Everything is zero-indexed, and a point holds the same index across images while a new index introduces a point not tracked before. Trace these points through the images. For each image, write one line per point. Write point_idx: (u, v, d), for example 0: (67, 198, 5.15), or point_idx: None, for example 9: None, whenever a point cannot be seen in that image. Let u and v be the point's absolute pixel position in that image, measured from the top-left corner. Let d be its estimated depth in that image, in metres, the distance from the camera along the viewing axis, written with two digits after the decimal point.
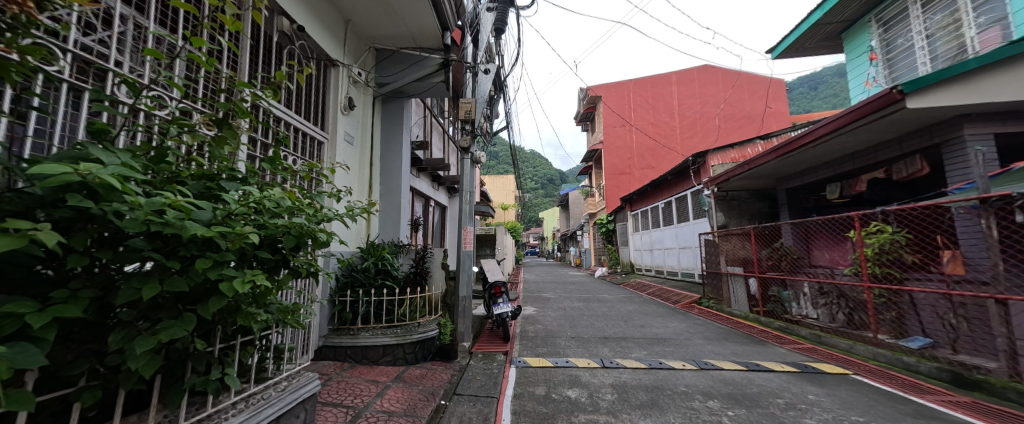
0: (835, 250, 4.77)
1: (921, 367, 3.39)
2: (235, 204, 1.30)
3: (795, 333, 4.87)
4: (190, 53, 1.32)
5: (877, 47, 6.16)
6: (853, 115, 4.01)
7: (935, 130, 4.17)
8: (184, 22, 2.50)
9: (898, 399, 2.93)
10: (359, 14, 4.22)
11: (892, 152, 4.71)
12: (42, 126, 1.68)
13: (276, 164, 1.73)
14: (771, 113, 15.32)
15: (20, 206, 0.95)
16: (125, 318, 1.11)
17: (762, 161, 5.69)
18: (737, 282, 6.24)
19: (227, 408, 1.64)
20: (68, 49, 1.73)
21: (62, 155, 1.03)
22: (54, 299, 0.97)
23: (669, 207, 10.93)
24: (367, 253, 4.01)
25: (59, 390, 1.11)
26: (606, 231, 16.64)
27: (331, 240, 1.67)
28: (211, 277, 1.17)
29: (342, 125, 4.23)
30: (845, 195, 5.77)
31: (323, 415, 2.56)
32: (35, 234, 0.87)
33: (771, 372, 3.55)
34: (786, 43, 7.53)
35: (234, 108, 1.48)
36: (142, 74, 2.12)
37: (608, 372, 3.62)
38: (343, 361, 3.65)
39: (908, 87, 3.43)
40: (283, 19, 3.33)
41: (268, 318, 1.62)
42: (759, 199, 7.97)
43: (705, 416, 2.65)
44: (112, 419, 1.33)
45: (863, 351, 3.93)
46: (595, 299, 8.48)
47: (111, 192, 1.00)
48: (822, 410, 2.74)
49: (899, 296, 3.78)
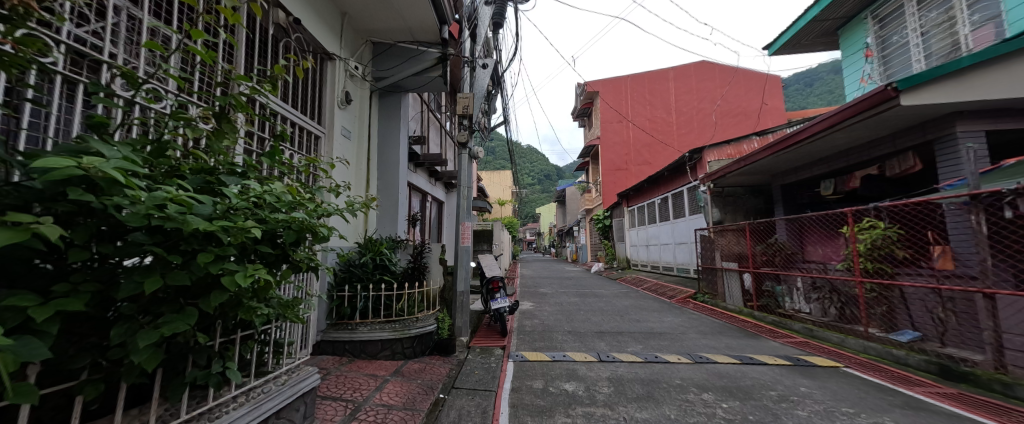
0: (828, 246, 4.84)
1: (910, 360, 3.46)
2: (235, 199, 1.29)
3: (788, 327, 4.95)
4: (190, 45, 1.30)
5: (872, 44, 6.20)
6: (847, 112, 4.05)
7: (928, 127, 4.21)
8: (178, 14, 2.46)
9: (887, 391, 2.99)
10: (355, 7, 4.17)
11: (885, 149, 4.78)
12: (36, 119, 1.67)
13: (275, 158, 1.72)
14: (766, 110, 15.43)
15: (19, 199, 0.95)
16: (126, 312, 1.11)
17: (757, 158, 5.74)
18: (732, 277, 6.30)
19: (227, 402, 1.64)
20: (62, 40, 1.73)
21: (62, 149, 1.02)
22: (56, 292, 0.98)
23: (665, 204, 11.03)
24: (366, 248, 4.00)
25: (62, 384, 1.12)
26: (603, 226, 16.77)
27: (331, 236, 1.69)
28: (213, 271, 1.18)
29: (339, 120, 4.20)
30: (839, 191, 5.86)
31: (323, 409, 2.57)
32: (37, 228, 0.86)
33: (764, 365, 3.61)
34: (782, 40, 7.57)
35: (234, 101, 1.46)
36: (136, 66, 2.11)
37: (604, 365, 3.66)
38: (341, 356, 3.66)
39: (903, 84, 3.46)
40: (279, 11, 3.26)
41: (269, 312, 1.63)
42: (754, 195, 8.05)
43: (700, 408, 2.70)
44: (112, 412, 1.34)
45: (854, 345, 4.02)
46: (591, 294, 8.51)
47: (112, 186, 1.00)
48: (813, 402, 2.79)
49: (890, 291, 3.86)
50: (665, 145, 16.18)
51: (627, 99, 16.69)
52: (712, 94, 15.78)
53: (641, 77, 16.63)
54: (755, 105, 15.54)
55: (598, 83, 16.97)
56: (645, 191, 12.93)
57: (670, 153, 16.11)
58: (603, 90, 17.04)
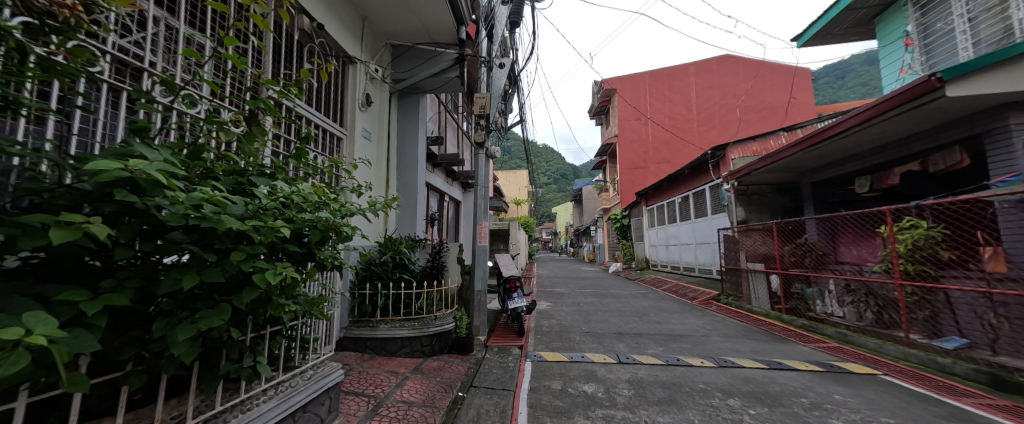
0: (863, 247, 4.58)
1: (957, 368, 3.24)
2: (266, 199, 1.35)
3: (819, 331, 4.73)
4: (222, 52, 1.36)
5: (913, 32, 5.85)
6: (885, 105, 3.83)
7: (976, 120, 3.97)
8: (211, 21, 2.59)
9: (930, 401, 2.81)
10: (375, 11, 4.25)
11: (927, 143, 4.51)
12: (87, 125, 1.78)
13: (301, 160, 1.77)
14: (794, 105, 14.83)
15: (71, 200, 1.01)
16: (166, 307, 1.16)
17: (785, 155, 5.51)
18: (758, 279, 6.09)
19: (257, 395, 1.71)
20: (107, 50, 1.84)
21: (107, 152, 1.08)
22: (104, 288, 1.03)
23: (686, 203, 10.73)
24: (385, 247, 4.09)
25: (110, 374, 1.18)
26: (620, 226, 16.61)
27: (353, 235, 1.73)
28: (245, 269, 1.23)
29: (360, 122, 4.30)
30: (875, 189, 5.58)
31: (346, 404, 2.63)
32: (88, 227, 0.91)
33: (794, 371, 3.46)
34: (813, 31, 7.26)
35: (262, 105, 1.51)
36: (173, 72, 2.21)
37: (624, 367, 3.60)
38: (363, 352, 3.75)
39: (948, 74, 3.25)
40: (304, 17, 3.37)
41: (296, 309, 1.68)
42: (782, 193, 7.75)
43: (725, 414, 2.61)
44: (155, 402, 1.41)
45: (893, 351, 3.79)
46: (608, 295, 8.39)
47: (154, 187, 1.05)
48: (849, 411, 2.66)
49: (933, 294, 3.64)
50: (685, 143, 15.77)
51: (645, 96, 16.39)
52: (735, 89, 15.31)
53: (660, 73, 16.28)
54: (784, 100, 14.91)
55: (613, 81, 16.75)
56: (664, 190, 12.70)
57: (690, 151, 15.67)
58: (619, 87, 16.80)
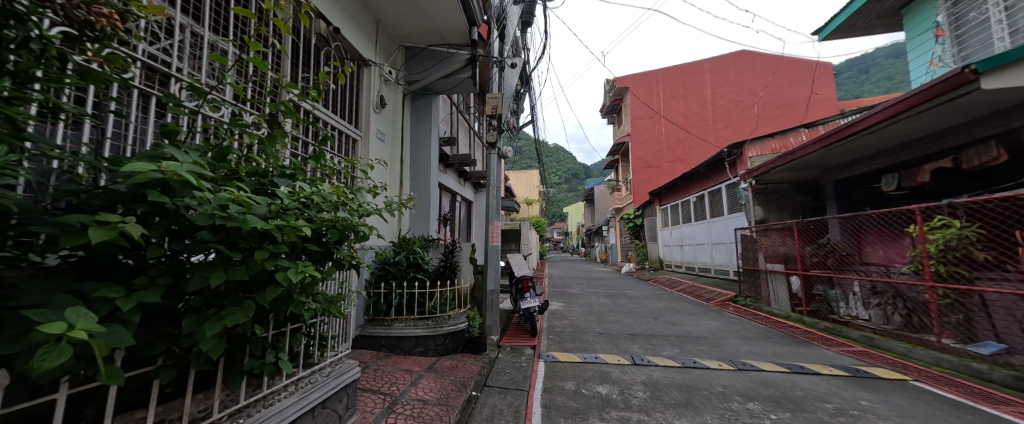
0: (890, 247, 4.42)
1: (993, 375, 3.08)
2: (287, 199, 1.38)
3: (843, 334, 4.57)
4: (246, 56, 1.40)
5: (944, 23, 5.61)
6: (914, 99, 3.67)
7: (1013, 114, 3.78)
8: (233, 26, 2.67)
9: (965, 409, 2.69)
10: (389, 13, 4.31)
11: (959, 138, 4.32)
12: (119, 129, 1.86)
13: (319, 161, 1.80)
14: (815, 100, 14.38)
15: (106, 201, 1.06)
16: (194, 304, 1.20)
17: (806, 152, 5.35)
18: (777, 280, 5.93)
19: (279, 391, 1.75)
20: (138, 57, 1.92)
21: (141, 155, 1.12)
22: (137, 285, 1.07)
23: (701, 202, 10.53)
24: (400, 247, 4.14)
25: (142, 368, 1.23)
26: (633, 226, 16.39)
27: (370, 235, 1.76)
28: (268, 267, 1.26)
29: (375, 123, 4.36)
30: (903, 187, 5.38)
31: (363, 401, 2.67)
32: (123, 227, 0.95)
33: (817, 376, 3.36)
34: (835, 23, 7.04)
35: (283, 107, 1.55)
36: (199, 77, 2.29)
37: (639, 369, 3.55)
38: (378, 350, 3.82)
39: (983, 65, 3.10)
40: (321, 21, 3.45)
41: (316, 307, 1.72)
42: (802, 192, 7.53)
43: (744, 418, 2.55)
44: (183, 396, 1.46)
45: (923, 356, 3.63)
46: (622, 295, 8.30)
47: (183, 187, 1.08)
48: (876, 417, 2.57)
49: (967, 297, 3.48)
50: (700, 141, 15.48)
51: (659, 94, 16.15)
52: (752, 86, 14.94)
53: (674, 71, 16.03)
54: (804, 96, 14.47)
55: (626, 79, 16.55)
56: (679, 190, 12.48)
57: (705, 149, 15.36)
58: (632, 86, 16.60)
